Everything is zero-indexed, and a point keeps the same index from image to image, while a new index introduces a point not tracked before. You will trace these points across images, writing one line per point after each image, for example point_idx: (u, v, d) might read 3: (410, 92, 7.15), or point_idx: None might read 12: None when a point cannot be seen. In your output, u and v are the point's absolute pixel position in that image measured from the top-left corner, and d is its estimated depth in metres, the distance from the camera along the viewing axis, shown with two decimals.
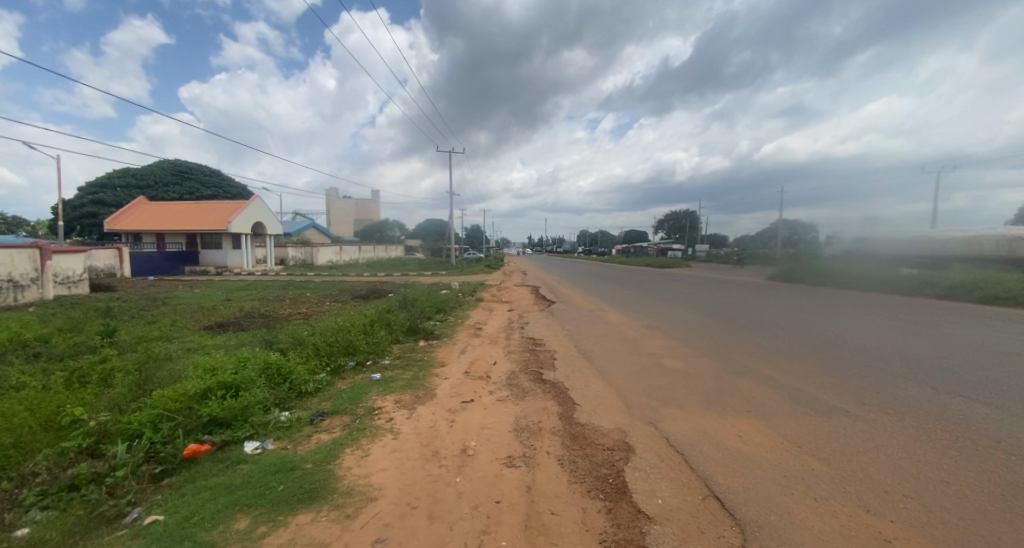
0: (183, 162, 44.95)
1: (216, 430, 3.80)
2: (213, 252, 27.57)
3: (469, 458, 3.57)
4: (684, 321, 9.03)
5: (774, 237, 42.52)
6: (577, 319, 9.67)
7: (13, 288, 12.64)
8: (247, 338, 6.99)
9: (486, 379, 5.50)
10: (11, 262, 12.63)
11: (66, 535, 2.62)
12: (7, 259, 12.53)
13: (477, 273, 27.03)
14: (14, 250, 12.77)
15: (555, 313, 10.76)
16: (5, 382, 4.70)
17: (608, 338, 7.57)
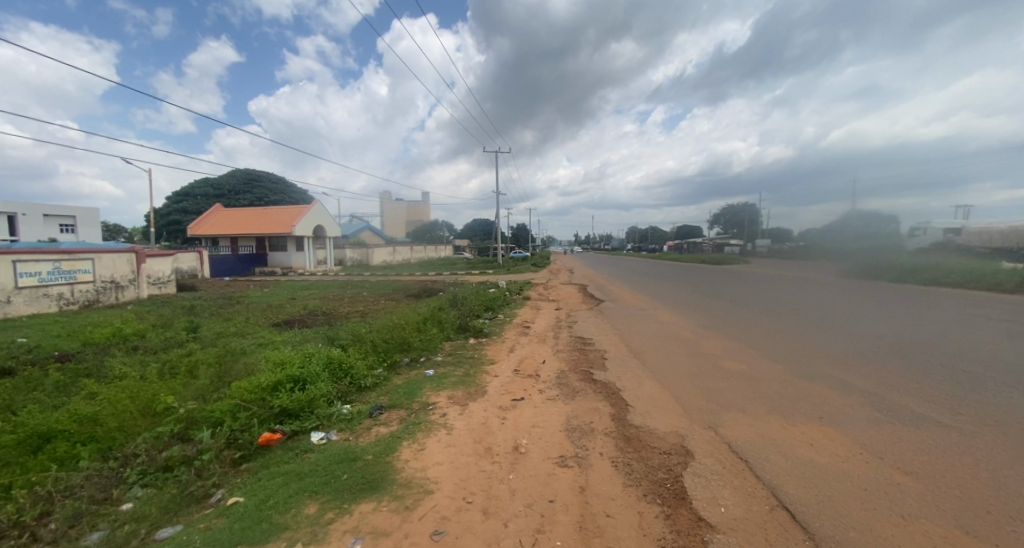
0: (252, 171, 48.84)
1: (286, 421, 4.08)
2: (279, 254, 29.73)
3: (521, 456, 3.59)
4: (743, 320, 8.54)
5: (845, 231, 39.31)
6: (627, 318, 9.41)
7: (115, 289, 14.29)
8: (311, 334, 7.43)
9: (537, 377, 5.49)
10: (113, 265, 14.27)
11: (163, 511, 2.92)
12: (110, 263, 14.18)
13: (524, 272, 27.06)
14: (115, 254, 14.37)
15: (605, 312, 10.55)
16: (111, 372, 5.29)
17: (661, 338, 7.33)
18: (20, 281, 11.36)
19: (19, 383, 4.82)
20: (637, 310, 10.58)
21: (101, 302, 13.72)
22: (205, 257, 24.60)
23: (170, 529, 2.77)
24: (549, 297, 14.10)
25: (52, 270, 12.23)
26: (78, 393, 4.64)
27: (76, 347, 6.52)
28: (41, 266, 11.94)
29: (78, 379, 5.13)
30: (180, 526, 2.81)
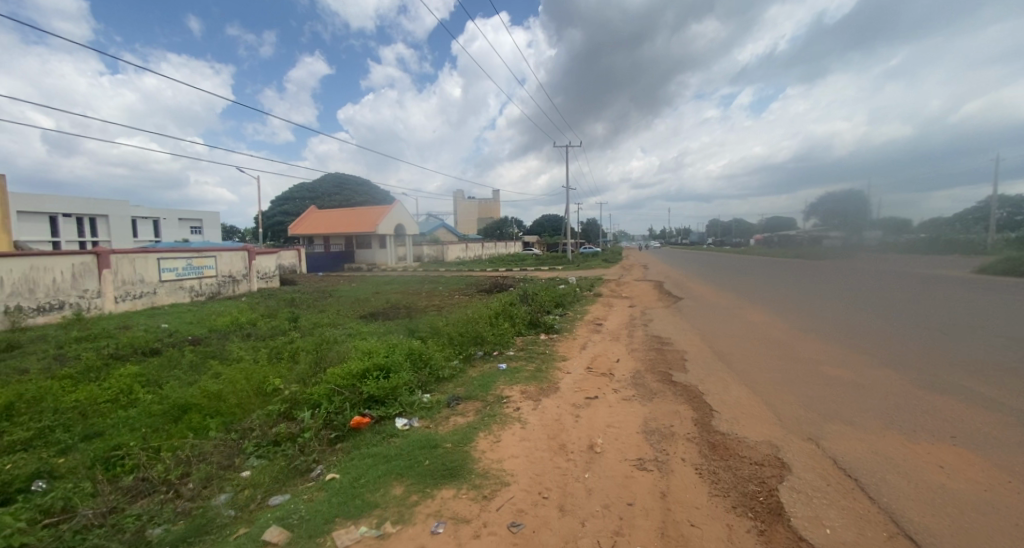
0: (340, 175, 53.56)
1: (374, 406, 4.38)
2: (364, 251, 32.17)
3: (597, 456, 3.51)
4: (848, 323, 7.58)
5: (982, 221, 33.31)
6: (708, 318, 8.84)
7: (232, 282, 16.39)
8: (393, 326, 7.92)
9: (611, 377, 5.36)
10: (231, 262, 16.40)
11: (274, 480, 3.30)
12: (228, 260, 16.26)
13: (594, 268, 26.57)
14: (231, 252, 16.48)
15: (683, 310, 10.03)
16: (230, 355, 6.08)
17: (749, 340, 6.77)
18: (163, 275, 13.44)
19: (164, 361, 5.72)
20: (719, 309, 9.91)
21: (222, 294, 15.84)
22: (303, 253, 27.32)
23: (280, 498, 3.13)
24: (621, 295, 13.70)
25: (186, 266, 14.29)
26: (206, 372, 5.39)
27: (205, 332, 7.60)
28: (178, 262, 13.99)
29: (207, 359, 5.98)
30: (287, 495, 3.16)
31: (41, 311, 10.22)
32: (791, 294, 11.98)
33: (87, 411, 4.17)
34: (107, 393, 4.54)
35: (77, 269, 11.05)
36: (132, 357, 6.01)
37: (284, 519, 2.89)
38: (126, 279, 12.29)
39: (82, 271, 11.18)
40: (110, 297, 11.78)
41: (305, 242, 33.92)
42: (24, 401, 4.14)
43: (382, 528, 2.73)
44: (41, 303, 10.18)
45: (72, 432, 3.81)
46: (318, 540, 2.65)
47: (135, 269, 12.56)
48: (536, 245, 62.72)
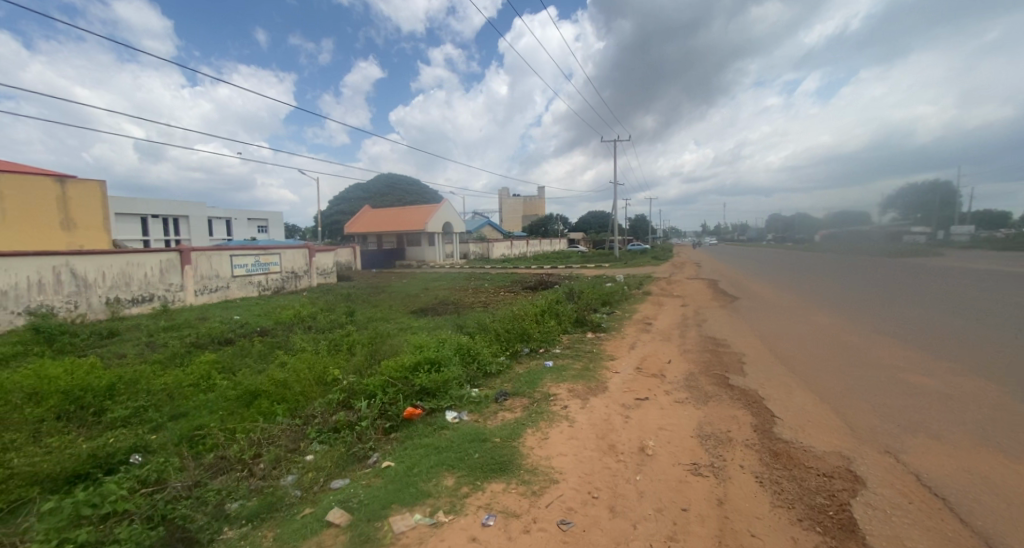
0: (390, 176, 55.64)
1: (425, 398, 4.52)
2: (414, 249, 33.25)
3: (649, 458, 3.43)
4: (935, 328, 6.82)
5: None
6: (768, 319, 8.33)
7: (294, 278, 17.49)
8: (442, 322, 8.11)
9: (661, 378, 5.21)
10: (293, 259, 17.49)
11: (334, 465, 3.51)
12: (291, 257, 17.33)
13: (642, 265, 25.81)
14: (294, 249, 17.54)
15: (739, 310, 9.53)
16: (294, 346, 6.48)
17: (814, 343, 6.33)
18: (235, 271, 14.57)
19: (236, 350, 6.21)
20: (780, 310, 9.31)
21: (285, 289, 16.96)
22: (358, 250, 28.60)
23: (340, 482, 3.33)
24: (671, 293, 13.25)
25: (254, 262, 15.37)
26: (273, 361, 5.79)
27: (271, 324, 8.16)
28: (247, 259, 15.09)
29: (274, 349, 6.43)
30: (348, 480, 3.35)
31: (136, 302, 11.44)
32: (862, 294, 11.03)
33: (173, 394, 4.61)
34: (190, 377, 5.00)
35: (164, 265, 12.23)
36: (210, 346, 6.56)
37: (345, 502, 3.06)
38: (204, 274, 13.45)
39: (168, 267, 12.34)
40: (191, 291, 12.96)
41: (358, 241, 35.64)
42: (123, 383, 4.64)
43: (436, 517, 2.82)
44: (135, 295, 11.39)
45: (162, 412, 4.23)
46: (376, 524, 2.78)
47: (211, 265, 13.70)
48: (580, 241, 61.90)
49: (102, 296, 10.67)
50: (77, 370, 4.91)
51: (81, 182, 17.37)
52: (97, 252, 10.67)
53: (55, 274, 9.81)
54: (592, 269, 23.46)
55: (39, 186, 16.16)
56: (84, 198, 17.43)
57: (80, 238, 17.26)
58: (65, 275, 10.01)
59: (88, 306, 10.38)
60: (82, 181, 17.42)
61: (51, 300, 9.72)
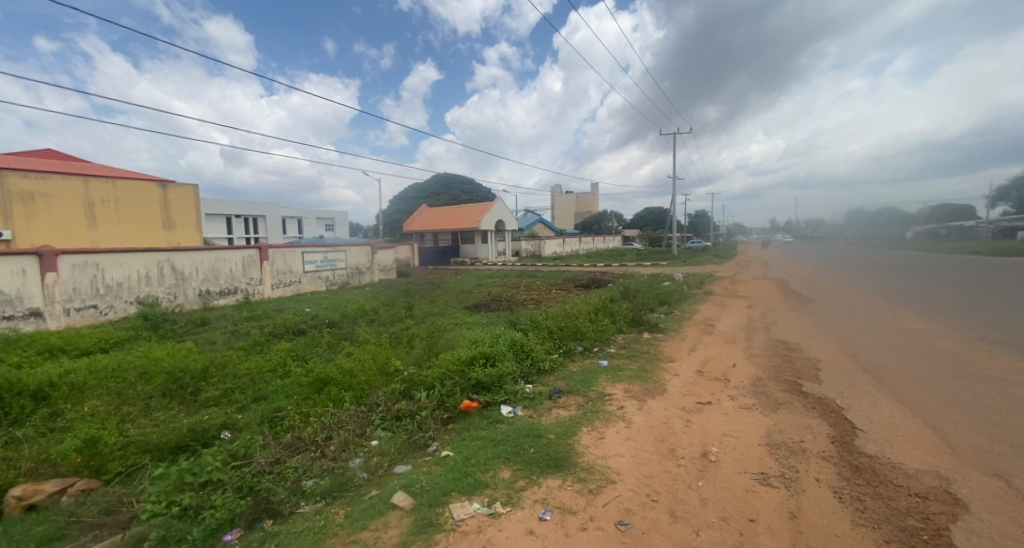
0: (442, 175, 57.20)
1: (481, 392, 4.64)
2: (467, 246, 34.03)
3: (712, 465, 3.29)
4: None
5: None
6: (848, 323, 7.64)
7: (358, 274, 18.51)
8: (496, 318, 8.24)
9: (725, 382, 4.97)
10: (357, 256, 18.50)
11: (397, 451, 3.71)
12: (355, 255, 18.32)
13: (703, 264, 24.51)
14: (357, 247, 18.53)
15: (813, 313, 8.82)
16: (359, 338, 6.89)
17: (904, 351, 5.71)
18: (306, 267, 15.66)
19: (309, 340, 6.70)
20: (864, 314, 8.48)
21: (351, 284, 18.01)
22: (415, 249, 29.73)
23: (404, 467, 3.51)
24: (735, 294, 12.54)
25: (323, 259, 16.43)
26: (340, 351, 6.19)
27: (339, 317, 8.72)
28: (317, 256, 16.18)
29: (341, 340, 6.87)
30: (410, 466, 3.53)
31: (223, 294, 12.67)
32: (964, 298, 9.77)
33: (256, 377, 5.07)
34: (269, 363, 5.48)
35: (246, 261, 13.40)
36: (286, 335, 7.12)
37: (408, 486, 3.22)
38: (280, 269, 14.59)
39: (250, 263, 13.51)
40: (268, 284, 14.10)
41: (416, 238, 37.18)
42: (214, 365, 5.18)
43: (494, 507, 2.89)
44: (222, 288, 12.61)
45: (246, 393, 4.68)
46: (438, 510, 2.90)
47: (286, 261, 14.81)
48: (635, 238, 60.04)
49: (196, 288, 11.92)
50: (177, 353, 5.54)
51: (178, 187, 19.33)
52: (192, 248, 11.90)
53: (159, 268, 11.09)
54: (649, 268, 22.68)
55: (145, 191, 18.25)
56: (181, 201, 19.47)
57: (177, 237, 19.24)
58: (167, 269, 11.27)
59: (184, 296, 11.64)
60: (178, 185, 19.39)
61: (155, 291, 11.02)
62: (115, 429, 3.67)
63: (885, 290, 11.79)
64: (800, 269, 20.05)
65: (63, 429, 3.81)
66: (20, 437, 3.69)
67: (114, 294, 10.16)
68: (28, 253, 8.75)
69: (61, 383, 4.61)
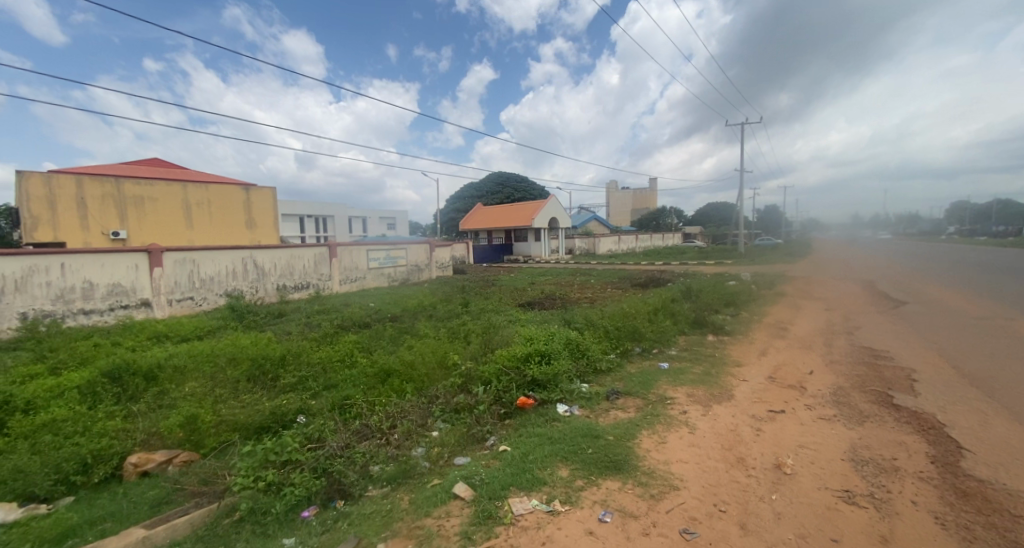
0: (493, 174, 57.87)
1: (537, 389, 4.68)
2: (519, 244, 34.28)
3: (788, 478, 3.07)
4: None
5: None
6: (952, 330, 6.77)
7: (417, 270, 19.21)
8: (550, 316, 8.23)
9: (801, 390, 4.62)
10: (417, 253, 19.17)
11: (457, 442, 3.84)
12: (414, 252, 19.01)
13: (774, 263, 22.76)
14: (417, 245, 19.21)
15: (906, 319, 7.92)
16: (419, 331, 7.16)
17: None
18: (370, 263, 16.50)
19: (374, 333, 7.07)
20: (969, 320, 7.50)
21: (411, 280, 18.74)
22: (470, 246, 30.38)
23: (463, 459, 3.62)
24: (813, 296, 11.59)
25: (385, 256, 17.23)
26: (402, 344, 6.47)
27: (402, 311, 9.12)
28: (381, 253, 16.99)
29: (403, 333, 7.19)
30: (469, 458, 3.63)
31: (297, 289, 13.69)
32: None
33: (327, 366, 5.44)
34: (338, 353, 5.85)
35: (317, 257, 14.37)
36: (353, 328, 7.58)
37: (469, 478, 3.30)
38: (346, 266, 15.49)
39: (320, 259, 14.47)
40: (337, 280, 15.04)
41: (471, 236, 38.12)
42: (291, 354, 5.60)
43: (552, 505, 2.89)
44: (297, 283, 13.63)
45: (319, 381, 5.03)
46: (498, 503, 2.95)
47: (352, 258, 15.71)
48: (696, 234, 57.08)
49: (274, 282, 12.97)
50: (259, 342, 6.06)
51: (258, 189, 20.88)
52: (271, 246, 12.94)
53: (243, 264, 12.19)
54: (713, 266, 21.55)
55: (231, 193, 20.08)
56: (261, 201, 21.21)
57: (257, 236, 20.90)
58: (250, 265, 12.36)
59: (265, 290, 12.71)
60: (259, 188, 20.97)
61: (241, 285, 12.11)
62: (210, 408, 4.08)
63: (1001, 294, 10.25)
64: (891, 270, 18.10)
65: (169, 406, 4.32)
66: (136, 411, 4.23)
67: (207, 287, 11.30)
68: (140, 250, 10.04)
69: (166, 365, 5.20)
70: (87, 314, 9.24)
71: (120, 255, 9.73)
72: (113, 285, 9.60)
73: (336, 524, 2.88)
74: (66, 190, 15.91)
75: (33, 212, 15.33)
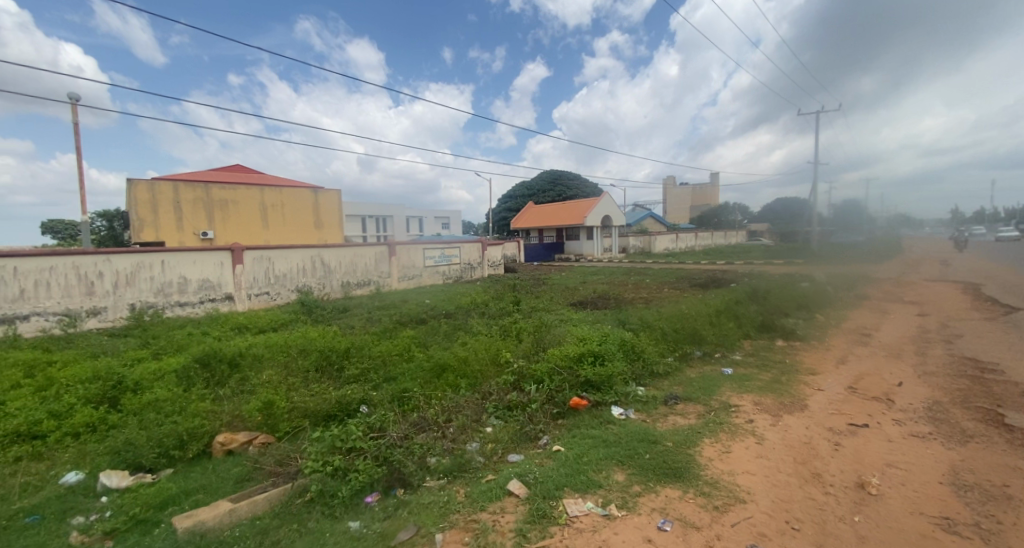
0: None
1: (590, 391, 4.62)
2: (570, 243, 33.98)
3: (873, 499, 2.79)
4: None
5: None
6: None
7: (470, 269, 19.59)
8: (603, 316, 8.09)
9: (888, 403, 4.19)
10: (470, 253, 19.55)
11: (511, 439, 3.88)
12: (467, 251, 19.39)
13: (854, 262, 20.77)
14: (471, 244, 19.58)
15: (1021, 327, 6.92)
16: (472, 328, 7.31)
17: None
18: (426, 262, 17.05)
19: (430, 329, 7.31)
20: None
21: (464, 278, 19.16)
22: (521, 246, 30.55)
23: (517, 456, 3.65)
24: (903, 300, 10.46)
25: (440, 255, 17.74)
26: (455, 340, 6.64)
27: (457, 308, 9.37)
28: (436, 252, 17.51)
29: (457, 330, 7.38)
30: (523, 456, 3.65)
31: (360, 285, 14.46)
32: None
33: (386, 359, 5.70)
34: (396, 348, 6.11)
35: (378, 256, 15.08)
36: (411, 323, 7.89)
37: (523, 476, 3.32)
38: (404, 264, 16.12)
39: (381, 258, 15.17)
40: (395, 277, 15.70)
41: (523, 234, 38.34)
42: (355, 347, 5.93)
43: (609, 509, 2.84)
44: (359, 280, 14.40)
45: (379, 374, 5.28)
46: (552, 503, 2.94)
47: (409, 257, 16.34)
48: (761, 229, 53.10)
49: (339, 279, 13.79)
50: (326, 335, 6.47)
51: (325, 192, 22.22)
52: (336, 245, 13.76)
53: (312, 262, 13.06)
54: (783, 266, 20.07)
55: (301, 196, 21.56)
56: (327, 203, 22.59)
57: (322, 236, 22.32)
58: (318, 263, 13.22)
59: (330, 286, 13.55)
60: (326, 190, 22.31)
61: (310, 281, 12.99)
62: (283, 395, 4.41)
63: None
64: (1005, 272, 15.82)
65: (249, 392, 4.73)
66: (223, 395, 4.68)
67: (281, 283, 12.23)
68: (224, 249, 11.05)
69: (246, 354, 5.69)
70: (182, 306, 10.35)
71: (209, 253, 10.77)
72: (203, 280, 10.67)
73: (396, 511, 3.01)
74: (164, 195, 17.87)
75: (139, 215, 17.42)
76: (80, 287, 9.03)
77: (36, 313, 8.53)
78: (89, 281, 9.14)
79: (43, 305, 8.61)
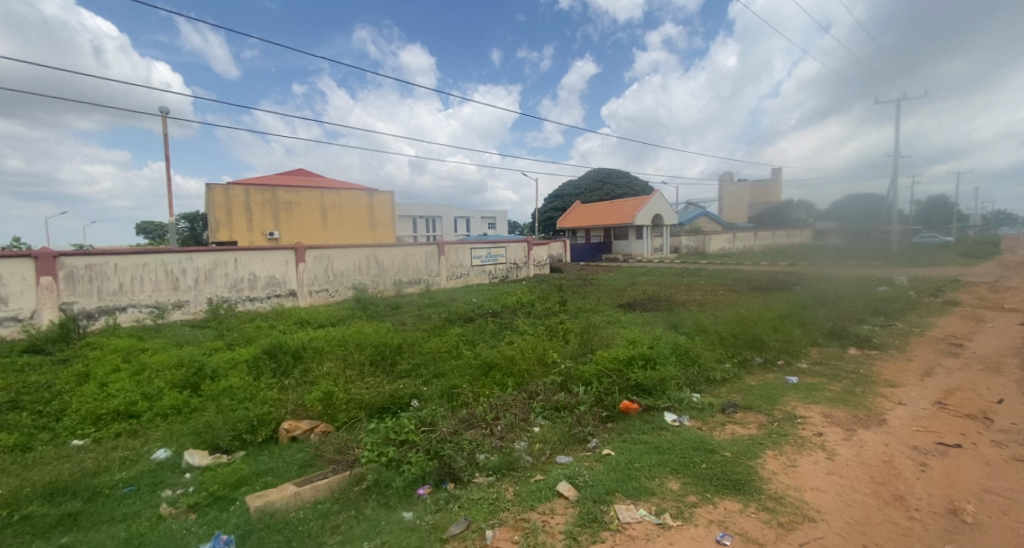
0: None
1: (641, 395, 4.50)
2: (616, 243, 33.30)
3: (968, 528, 2.51)
4: None
5: None
6: None
7: (516, 268, 19.69)
8: (653, 318, 7.87)
9: (984, 422, 3.76)
10: (516, 252, 19.65)
11: (559, 440, 3.86)
12: (513, 251, 19.50)
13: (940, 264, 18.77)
14: (516, 244, 19.67)
15: None
16: (519, 328, 7.35)
17: None
18: (473, 261, 17.34)
19: (477, 327, 7.43)
20: None
21: (509, 277, 19.29)
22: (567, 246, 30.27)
23: (565, 457, 3.63)
24: (1003, 307, 9.33)
25: (487, 254, 17.98)
26: (502, 339, 6.70)
27: (504, 307, 9.46)
28: (482, 252, 17.76)
29: (504, 328, 7.44)
30: (571, 458, 3.62)
31: (410, 283, 14.94)
32: None
33: (436, 356, 5.84)
34: (445, 345, 6.26)
35: (427, 255, 15.51)
36: (459, 321, 8.07)
37: (572, 478, 3.29)
38: (452, 263, 16.48)
39: (430, 257, 15.59)
40: (444, 276, 16.09)
41: (569, 234, 38.01)
42: (406, 343, 6.14)
43: (663, 518, 2.75)
44: (410, 278, 14.89)
45: (429, 370, 5.43)
46: (603, 507, 2.89)
47: (457, 256, 16.67)
48: None
49: (391, 277, 14.33)
50: (380, 330, 6.76)
51: (377, 193, 23.14)
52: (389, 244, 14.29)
53: (367, 261, 13.66)
54: None
55: None
56: None
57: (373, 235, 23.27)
58: (372, 261, 13.81)
59: (383, 284, 14.10)
60: (377, 192, 23.22)
61: (365, 279, 13.59)
62: (341, 387, 4.65)
63: None
64: None
65: (310, 382, 5.02)
66: (288, 384, 5.01)
67: (338, 281, 12.89)
68: (288, 248, 11.81)
69: (308, 346, 6.06)
70: (252, 300, 11.19)
71: (275, 252, 11.55)
72: (270, 276, 11.46)
73: (448, 505, 3.08)
74: (236, 197, 19.33)
75: (214, 216, 18.99)
76: (167, 282, 9.98)
77: (131, 304, 9.54)
78: (174, 277, 10.08)
79: (138, 298, 9.61)
